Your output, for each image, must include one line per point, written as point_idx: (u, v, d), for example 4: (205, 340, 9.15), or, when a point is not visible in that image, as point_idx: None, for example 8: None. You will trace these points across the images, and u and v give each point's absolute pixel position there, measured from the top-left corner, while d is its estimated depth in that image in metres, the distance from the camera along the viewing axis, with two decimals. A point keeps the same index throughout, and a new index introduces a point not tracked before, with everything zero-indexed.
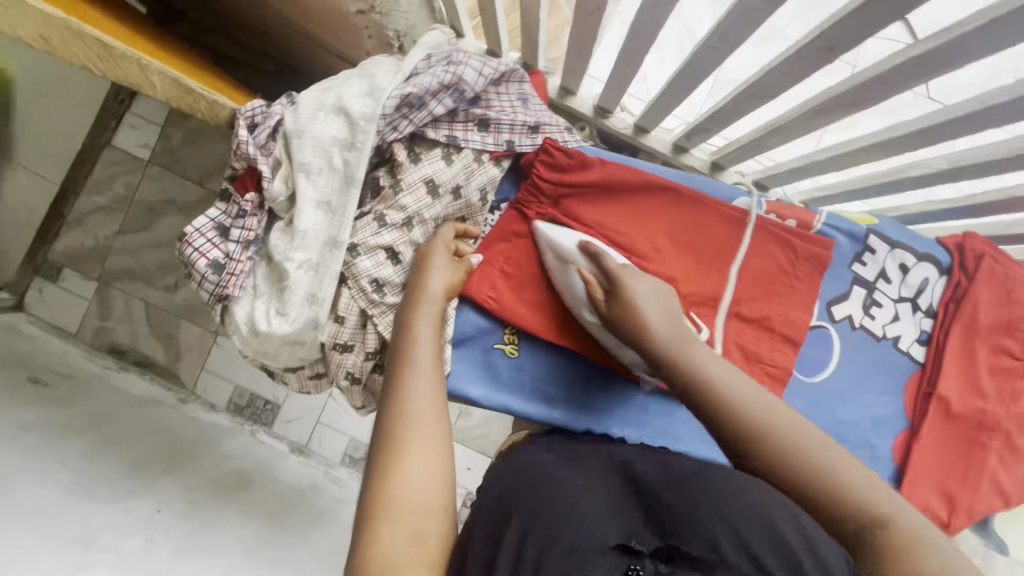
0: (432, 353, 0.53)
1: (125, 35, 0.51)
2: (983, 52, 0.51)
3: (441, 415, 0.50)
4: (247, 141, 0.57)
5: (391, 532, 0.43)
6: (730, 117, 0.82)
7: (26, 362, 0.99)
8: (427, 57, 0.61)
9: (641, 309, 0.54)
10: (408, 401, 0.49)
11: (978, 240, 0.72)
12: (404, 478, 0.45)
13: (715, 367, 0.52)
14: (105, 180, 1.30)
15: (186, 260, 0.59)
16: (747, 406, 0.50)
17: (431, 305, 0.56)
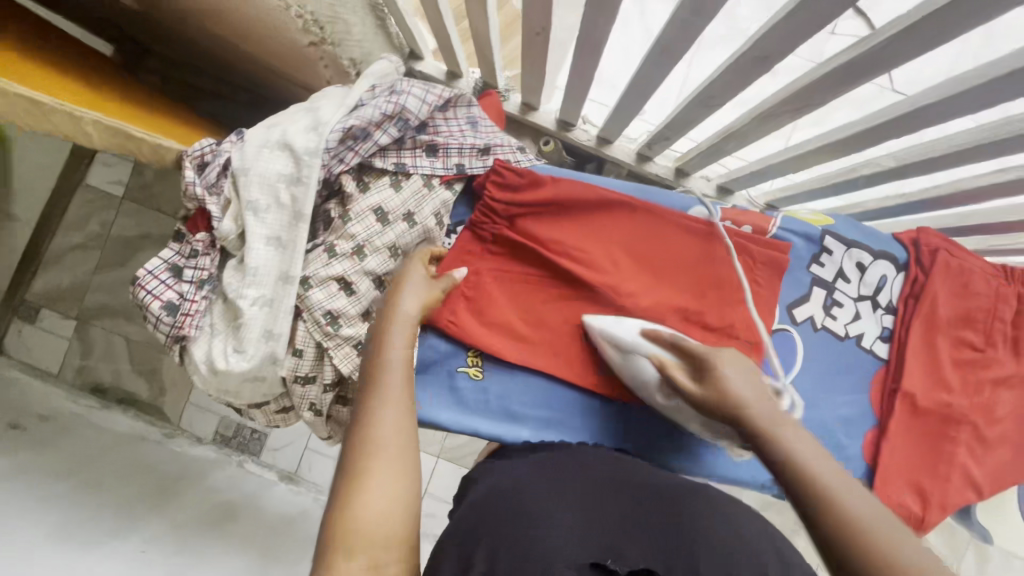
0: (404, 375, 0.49)
1: (59, 85, 0.51)
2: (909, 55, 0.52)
3: (410, 434, 0.46)
4: (195, 182, 0.57)
5: (347, 568, 0.38)
6: (685, 125, 0.83)
7: (7, 406, 0.97)
8: (373, 87, 0.62)
9: (728, 380, 0.47)
10: (373, 426, 0.45)
11: (932, 236, 0.73)
12: (363, 506, 0.40)
13: (813, 451, 0.42)
14: (81, 219, 1.30)
15: (139, 303, 0.59)
16: (826, 477, 0.40)
17: (403, 323, 0.53)
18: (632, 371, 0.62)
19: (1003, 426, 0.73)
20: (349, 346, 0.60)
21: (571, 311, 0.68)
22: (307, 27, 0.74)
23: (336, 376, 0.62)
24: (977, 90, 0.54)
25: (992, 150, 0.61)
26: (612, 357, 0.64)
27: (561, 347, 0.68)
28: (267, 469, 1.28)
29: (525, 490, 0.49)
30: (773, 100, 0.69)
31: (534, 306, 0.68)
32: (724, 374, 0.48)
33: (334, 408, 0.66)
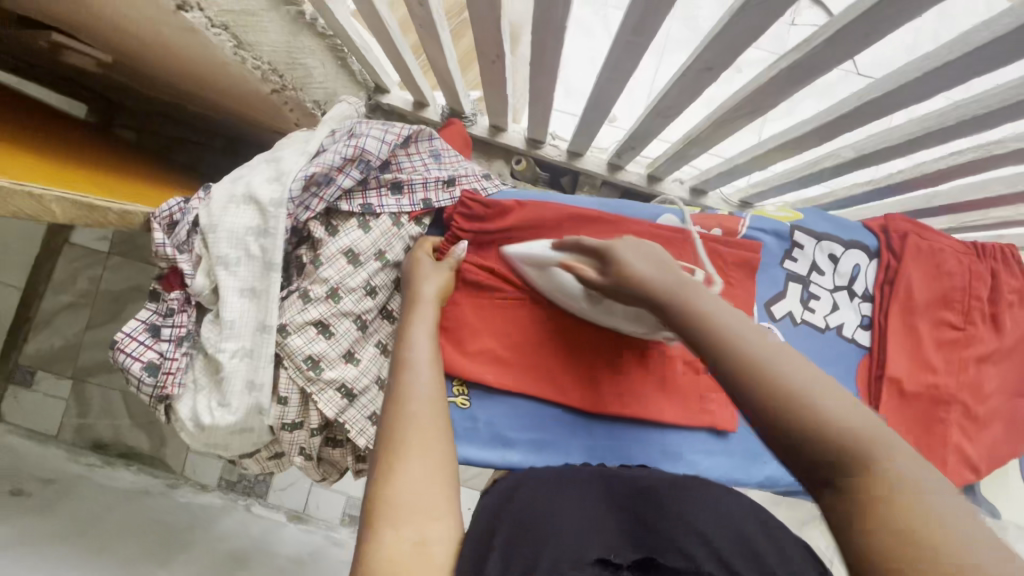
0: (429, 358, 0.56)
1: (25, 169, 0.52)
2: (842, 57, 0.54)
3: (441, 419, 0.51)
4: (164, 243, 0.58)
5: (395, 535, 0.42)
6: (650, 133, 0.84)
7: (8, 473, 0.97)
8: (332, 132, 0.64)
9: (630, 264, 0.50)
10: (408, 403, 0.51)
11: (899, 221, 0.75)
12: (403, 480, 0.45)
13: (716, 308, 0.44)
14: (68, 278, 1.30)
15: (119, 366, 0.59)
16: (720, 324, 0.43)
17: (425, 308, 0.59)
18: (557, 282, 0.62)
19: (992, 402, 0.73)
20: (332, 389, 0.61)
21: (551, 332, 0.69)
22: (266, 76, 0.76)
23: (322, 420, 0.62)
24: (919, 81, 0.56)
25: (945, 134, 0.63)
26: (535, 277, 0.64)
27: (543, 369, 0.69)
28: (274, 510, 1.27)
29: (537, 500, 0.51)
30: (725, 105, 0.70)
31: (512, 330, 0.69)
32: (623, 261, 0.50)
33: (325, 450, 0.66)
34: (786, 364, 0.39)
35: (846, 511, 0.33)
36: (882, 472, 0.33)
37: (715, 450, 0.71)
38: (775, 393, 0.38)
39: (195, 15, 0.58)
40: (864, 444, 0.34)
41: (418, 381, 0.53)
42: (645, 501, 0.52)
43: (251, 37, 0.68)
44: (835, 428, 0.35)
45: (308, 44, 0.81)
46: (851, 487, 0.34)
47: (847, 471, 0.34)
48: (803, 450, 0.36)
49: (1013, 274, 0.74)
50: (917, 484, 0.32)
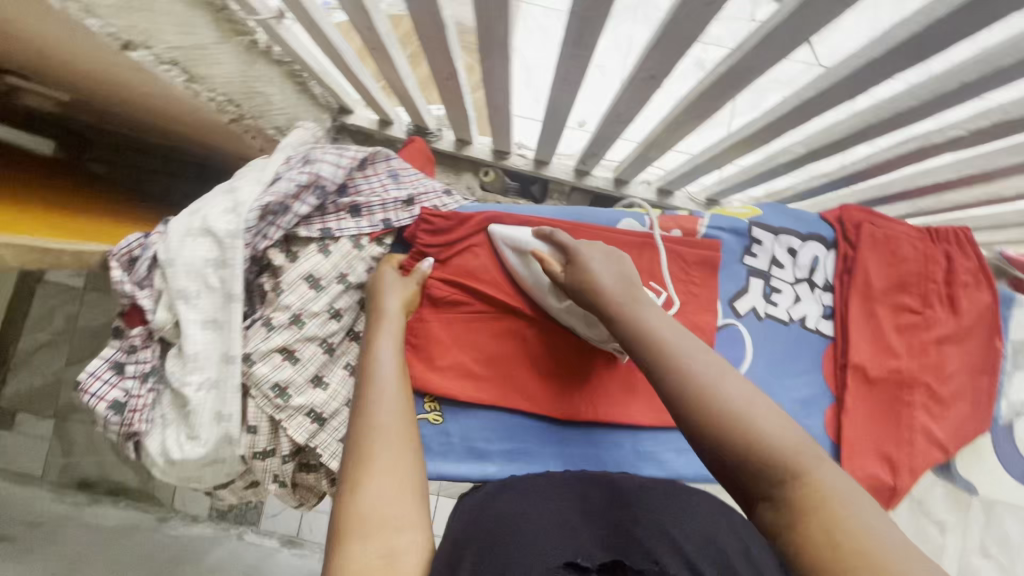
0: (396, 371, 0.57)
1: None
2: (775, 60, 0.56)
3: (408, 432, 0.52)
4: (123, 280, 0.59)
5: (363, 548, 0.43)
6: (608, 139, 0.86)
7: None
8: (288, 159, 0.65)
9: (595, 277, 0.55)
10: (374, 418, 0.52)
11: (853, 211, 0.76)
12: (370, 493, 0.46)
13: (665, 325, 0.50)
14: (43, 317, 1.28)
15: (85, 407, 0.59)
16: (668, 343, 0.48)
17: (391, 323, 0.60)
18: (527, 272, 0.66)
19: (954, 381, 0.75)
20: (302, 415, 0.61)
21: (518, 340, 0.69)
22: (224, 107, 0.76)
23: (293, 446, 0.63)
24: (850, 77, 0.58)
25: (884, 126, 0.65)
26: (511, 264, 0.67)
27: (512, 378, 0.69)
28: (267, 537, 1.26)
29: (507, 506, 0.50)
30: (675, 109, 0.72)
31: (479, 341, 0.69)
32: (590, 272, 0.55)
33: (298, 475, 0.66)
34: (727, 383, 0.45)
35: (784, 519, 0.39)
36: (808, 482, 0.39)
37: (688, 447, 0.72)
38: (716, 412, 0.43)
39: (142, 53, 0.58)
40: (791, 457, 0.40)
41: (384, 394, 0.54)
42: (618, 503, 0.51)
43: (203, 70, 0.69)
44: (767, 442, 0.41)
45: (264, 71, 0.81)
46: (788, 498, 0.39)
47: (781, 481, 0.40)
48: (743, 464, 0.41)
49: (968, 256, 0.76)
50: (835, 493, 0.38)
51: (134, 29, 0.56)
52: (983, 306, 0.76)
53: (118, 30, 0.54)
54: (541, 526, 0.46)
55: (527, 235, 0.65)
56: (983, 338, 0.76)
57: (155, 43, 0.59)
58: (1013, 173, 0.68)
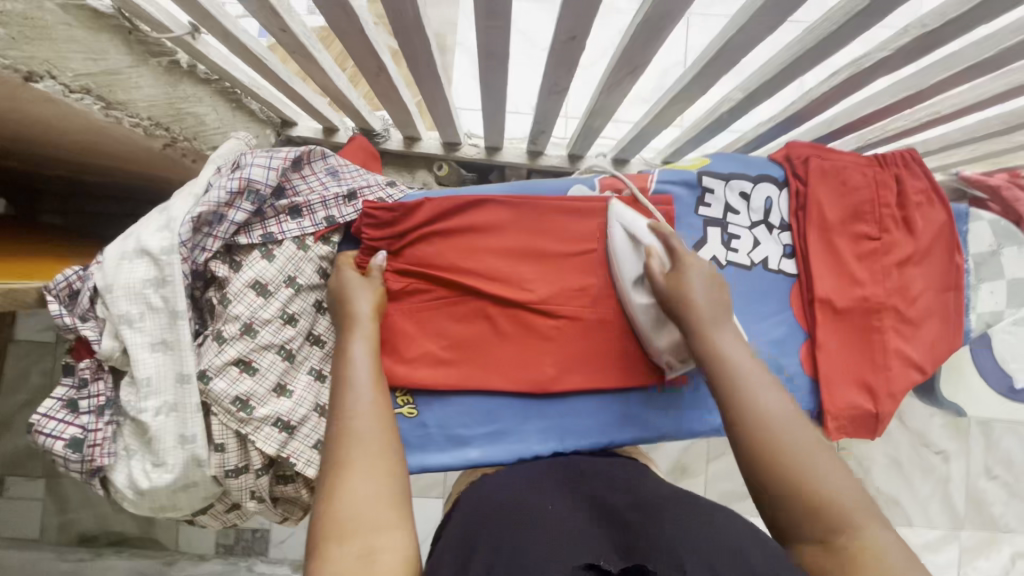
0: (370, 374, 0.56)
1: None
2: (686, 4, 0.55)
3: (386, 433, 0.52)
4: (61, 313, 0.56)
5: (343, 550, 0.43)
6: (550, 114, 0.85)
7: None
8: (218, 169, 0.63)
9: (690, 294, 0.58)
10: (350, 420, 0.51)
11: (800, 147, 0.76)
12: (349, 496, 0.46)
13: (748, 366, 0.54)
14: (18, 376, 1.22)
15: (43, 448, 0.57)
16: (747, 384, 0.52)
17: (362, 326, 0.59)
18: (622, 257, 0.66)
19: (922, 302, 0.75)
20: (269, 426, 0.59)
21: (483, 322, 0.68)
22: (150, 131, 0.75)
23: (265, 459, 0.61)
24: (764, 12, 0.57)
25: (810, 59, 0.65)
26: (613, 244, 0.67)
27: (480, 360, 0.68)
28: (278, 565, 1.21)
29: (514, 498, 0.52)
30: (606, 71, 0.72)
31: (443, 328, 0.68)
32: (688, 292, 0.58)
33: (277, 489, 0.65)
34: (793, 432, 0.49)
35: (827, 562, 0.44)
36: (864, 540, 0.44)
37: (668, 404, 0.71)
38: (753, 416, 0.50)
39: (47, 83, 0.57)
40: (850, 512, 0.45)
41: (366, 395, 0.53)
42: (632, 516, 0.48)
43: (120, 96, 0.67)
44: (832, 496, 0.46)
45: (191, 91, 0.79)
46: (839, 542, 0.45)
47: (830, 527, 0.45)
48: (799, 508, 0.46)
49: (917, 177, 0.76)
50: (885, 550, 0.44)
51: (34, 59, 0.54)
52: (938, 225, 0.76)
53: (15, 61, 0.53)
54: (546, 521, 0.46)
55: (644, 224, 0.65)
56: (943, 256, 0.76)
57: (61, 72, 0.58)
58: (946, 88, 0.68)
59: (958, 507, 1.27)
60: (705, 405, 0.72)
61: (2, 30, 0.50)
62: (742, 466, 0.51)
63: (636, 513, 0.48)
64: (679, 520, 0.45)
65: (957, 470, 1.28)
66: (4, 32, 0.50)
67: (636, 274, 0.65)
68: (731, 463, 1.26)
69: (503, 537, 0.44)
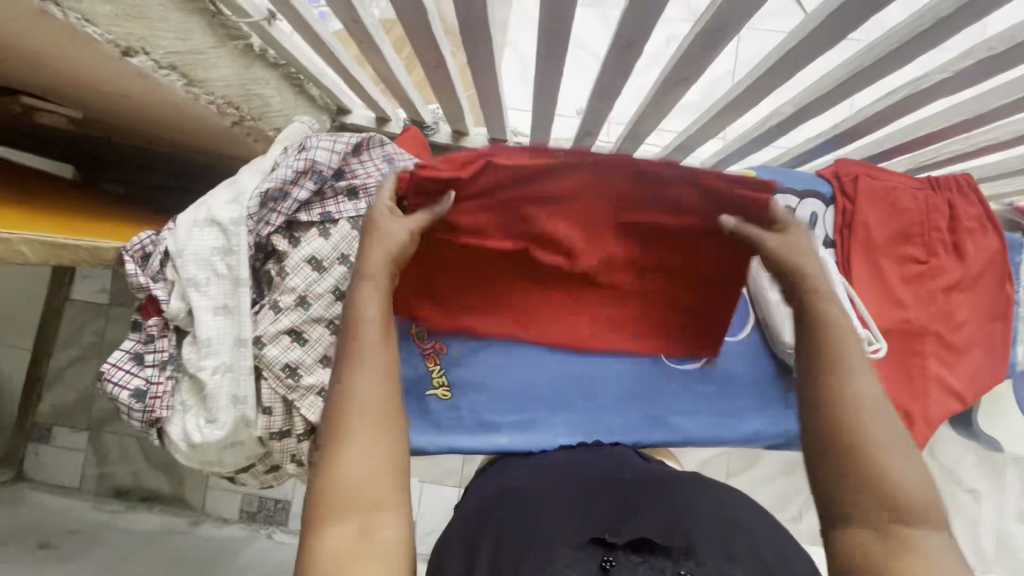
0: (380, 337, 0.48)
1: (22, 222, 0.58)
2: (747, 17, 0.56)
3: (393, 408, 0.45)
4: (137, 273, 0.61)
5: (338, 527, 0.41)
6: (599, 116, 0.87)
7: (36, 530, 1.03)
8: (285, 151, 0.67)
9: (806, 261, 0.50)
10: (353, 395, 0.45)
11: (850, 164, 0.76)
12: (348, 465, 0.42)
13: (855, 342, 0.47)
14: (73, 333, 1.30)
15: (109, 396, 0.61)
16: (842, 352, 0.46)
17: (374, 284, 0.49)
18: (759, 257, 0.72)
19: (967, 329, 0.74)
20: (313, 394, 0.63)
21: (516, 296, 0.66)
22: (222, 110, 0.79)
23: (307, 425, 0.65)
24: (824, 27, 0.58)
25: (868, 77, 0.65)
26: None
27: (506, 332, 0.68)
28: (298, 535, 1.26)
29: (523, 484, 0.54)
30: (660, 77, 0.72)
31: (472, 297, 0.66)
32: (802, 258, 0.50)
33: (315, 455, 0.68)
34: (881, 413, 0.44)
35: (872, 547, 0.40)
36: (916, 536, 0.40)
37: (693, 408, 0.73)
38: (838, 389, 0.45)
39: (141, 59, 0.62)
40: (917, 506, 0.41)
41: (378, 355, 0.47)
42: (641, 493, 0.49)
43: (201, 74, 0.71)
44: (901, 485, 0.41)
45: (263, 75, 0.84)
46: (890, 533, 0.40)
47: (885, 513, 0.41)
48: (865, 490, 0.42)
49: (971, 203, 0.75)
50: (938, 558, 0.39)
51: (131, 36, 0.59)
52: (991, 252, 0.75)
53: (117, 37, 0.57)
54: (548, 504, 0.48)
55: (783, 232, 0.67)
56: (992, 284, 0.75)
57: (153, 49, 0.62)
58: (1008, 115, 0.67)
59: (985, 548, 1.23)
60: (733, 413, 0.74)
61: (109, 8, 0.55)
62: (809, 428, 0.46)
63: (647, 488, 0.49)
64: (691, 499, 0.46)
65: (988, 511, 1.23)
66: (109, 10, 0.55)
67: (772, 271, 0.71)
68: (751, 479, 1.25)
69: (511, 526, 0.46)
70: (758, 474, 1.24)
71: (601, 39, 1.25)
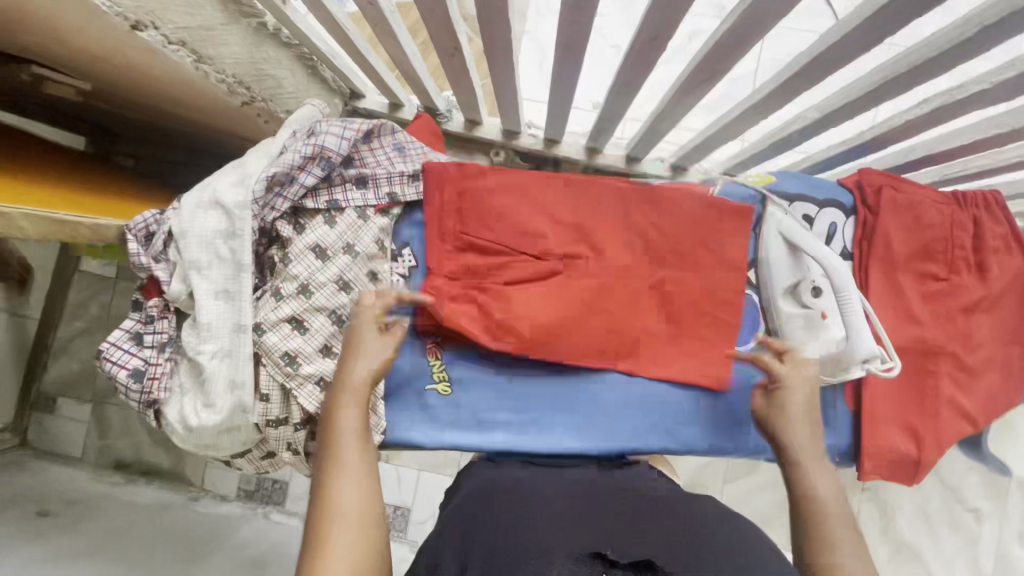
0: (356, 437, 0.53)
1: (24, 193, 0.57)
2: (779, 16, 0.54)
3: (372, 503, 0.49)
4: (139, 253, 0.60)
5: None
6: (617, 113, 0.85)
7: (37, 497, 1.04)
8: (294, 134, 0.65)
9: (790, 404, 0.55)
10: (335, 495, 0.48)
11: (874, 174, 0.73)
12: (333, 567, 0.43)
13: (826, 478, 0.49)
14: (81, 305, 1.30)
15: (107, 375, 0.61)
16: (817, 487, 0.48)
17: (355, 389, 0.55)
18: (777, 266, 0.69)
19: (984, 351, 0.72)
20: (311, 384, 0.62)
21: (546, 222, 0.68)
22: (233, 89, 0.79)
23: (305, 415, 0.64)
24: (859, 30, 0.56)
25: (900, 84, 0.62)
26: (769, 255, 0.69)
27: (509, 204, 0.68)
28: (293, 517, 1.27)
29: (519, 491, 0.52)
30: (683, 75, 0.70)
31: (505, 213, 0.67)
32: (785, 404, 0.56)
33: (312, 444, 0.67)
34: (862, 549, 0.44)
35: None
36: None
37: (698, 416, 0.72)
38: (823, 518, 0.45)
39: (150, 33, 0.61)
40: None
41: (359, 457, 0.51)
42: (640, 511, 0.48)
43: (211, 51, 0.70)
44: None
45: (272, 54, 0.81)
46: None
47: None
48: None
49: (997, 221, 0.73)
50: None
51: (141, 9, 0.58)
52: (1016, 273, 0.72)
53: (126, 9, 0.57)
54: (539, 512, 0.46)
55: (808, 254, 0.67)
56: (1015, 305, 0.72)
57: (163, 23, 0.62)
58: None
59: None
60: None
61: None
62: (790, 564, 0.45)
63: (646, 509, 0.48)
64: (703, 523, 0.45)
65: None
66: None
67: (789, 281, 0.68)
68: (751, 487, 1.23)
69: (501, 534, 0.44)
70: (758, 482, 1.23)
71: (622, 33, 1.23)
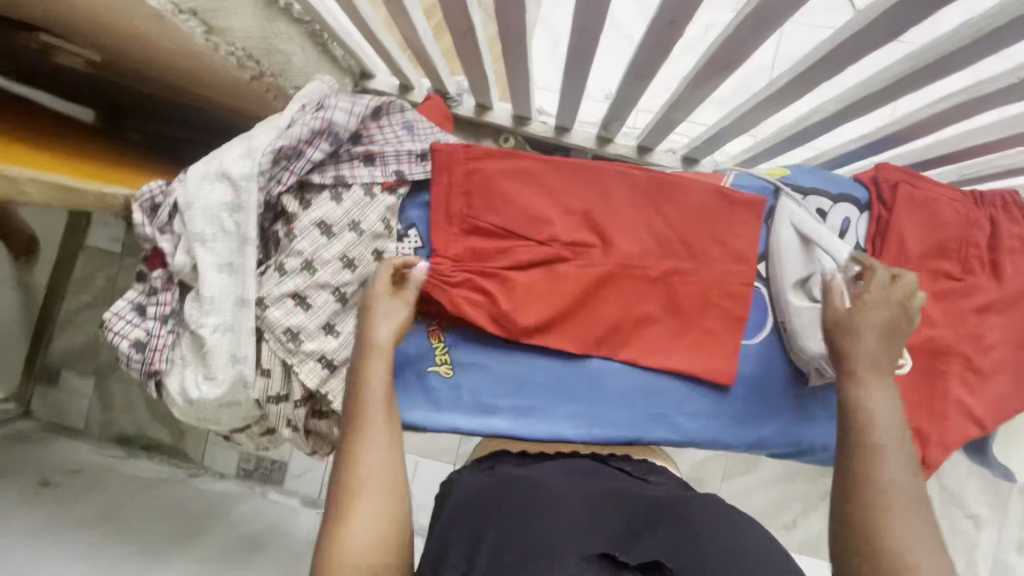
0: (384, 396, 0.53)
1: (31, 159, 0.57)
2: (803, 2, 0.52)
3: (395, 470, 0.49)
4: (144, 224, 0.60)
5: None
6: (630, 100, 0.83)
7: (41, 464, 1.04)
8: (302, 107, 0.64)
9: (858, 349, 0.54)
10: (360, 461, 0.49)
11: (891, 170, 0.72)
12: (355, 531, 0.45)
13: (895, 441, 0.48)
14: (87, 277, 1.30)
15: (111, 345, 0.62)
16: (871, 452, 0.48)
17: (380, 351, 0.54)
18: (789, 257, 0.67)
19: (995, 354, 0.71)
20: (313, 360, 0.62)
21: (556, 210, 0.67)
22: (242, 62, 0.79)
23: (305, 392, 0.64)
24: (885, 20, 0.54)
25: (923, 78, 0.61)
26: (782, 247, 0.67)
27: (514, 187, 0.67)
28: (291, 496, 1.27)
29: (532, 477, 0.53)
30: (699, 62, 0.68)
31: (514, 197, 0.66)
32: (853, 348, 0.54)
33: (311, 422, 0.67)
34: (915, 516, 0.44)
35: None
36: None
37: (699, 409, 0.71)
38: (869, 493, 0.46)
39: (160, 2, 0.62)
40: None
41: (385, 423, 0.52)
42: (646, 508, 0.48)
43: (221, 22, 0.71)
44: None
45: (284, 30, 0.81)
46: None
47: None
48: None
49: (1016, 222, 0.71)
50: None
51: None
52: None
53: None
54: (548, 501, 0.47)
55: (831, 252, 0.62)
56: None
57: None
58: None
59: None
60: (740, 420, 0.72)
61: None
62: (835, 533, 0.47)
63: (653, 503, 0.48)
64: (710, 520, 0.46)
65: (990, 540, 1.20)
66: None
67: (800, 274, 0.66)
68: (748, 484, 1.23)
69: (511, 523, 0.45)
70: (755, 479, 1.22)
71: (638, 22, 1.21)
